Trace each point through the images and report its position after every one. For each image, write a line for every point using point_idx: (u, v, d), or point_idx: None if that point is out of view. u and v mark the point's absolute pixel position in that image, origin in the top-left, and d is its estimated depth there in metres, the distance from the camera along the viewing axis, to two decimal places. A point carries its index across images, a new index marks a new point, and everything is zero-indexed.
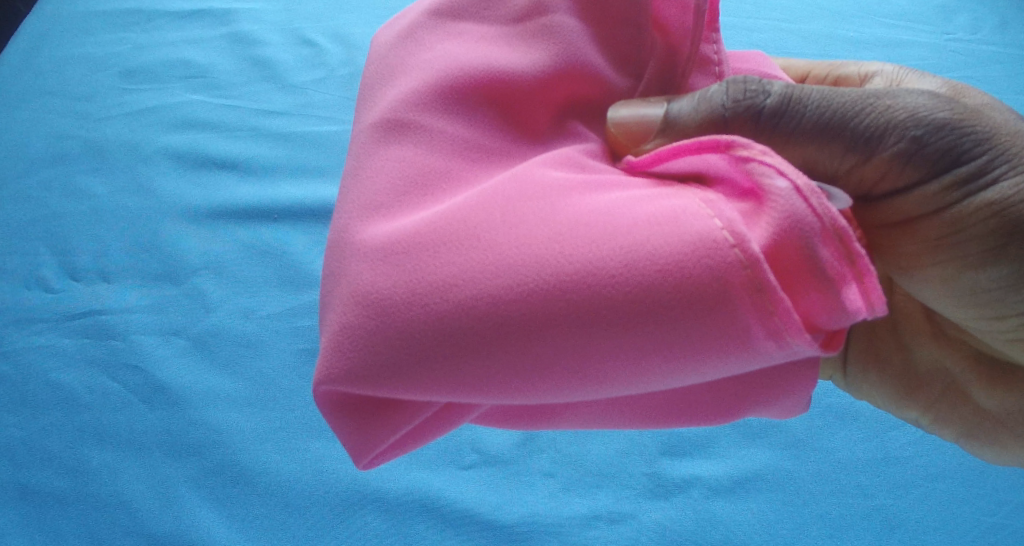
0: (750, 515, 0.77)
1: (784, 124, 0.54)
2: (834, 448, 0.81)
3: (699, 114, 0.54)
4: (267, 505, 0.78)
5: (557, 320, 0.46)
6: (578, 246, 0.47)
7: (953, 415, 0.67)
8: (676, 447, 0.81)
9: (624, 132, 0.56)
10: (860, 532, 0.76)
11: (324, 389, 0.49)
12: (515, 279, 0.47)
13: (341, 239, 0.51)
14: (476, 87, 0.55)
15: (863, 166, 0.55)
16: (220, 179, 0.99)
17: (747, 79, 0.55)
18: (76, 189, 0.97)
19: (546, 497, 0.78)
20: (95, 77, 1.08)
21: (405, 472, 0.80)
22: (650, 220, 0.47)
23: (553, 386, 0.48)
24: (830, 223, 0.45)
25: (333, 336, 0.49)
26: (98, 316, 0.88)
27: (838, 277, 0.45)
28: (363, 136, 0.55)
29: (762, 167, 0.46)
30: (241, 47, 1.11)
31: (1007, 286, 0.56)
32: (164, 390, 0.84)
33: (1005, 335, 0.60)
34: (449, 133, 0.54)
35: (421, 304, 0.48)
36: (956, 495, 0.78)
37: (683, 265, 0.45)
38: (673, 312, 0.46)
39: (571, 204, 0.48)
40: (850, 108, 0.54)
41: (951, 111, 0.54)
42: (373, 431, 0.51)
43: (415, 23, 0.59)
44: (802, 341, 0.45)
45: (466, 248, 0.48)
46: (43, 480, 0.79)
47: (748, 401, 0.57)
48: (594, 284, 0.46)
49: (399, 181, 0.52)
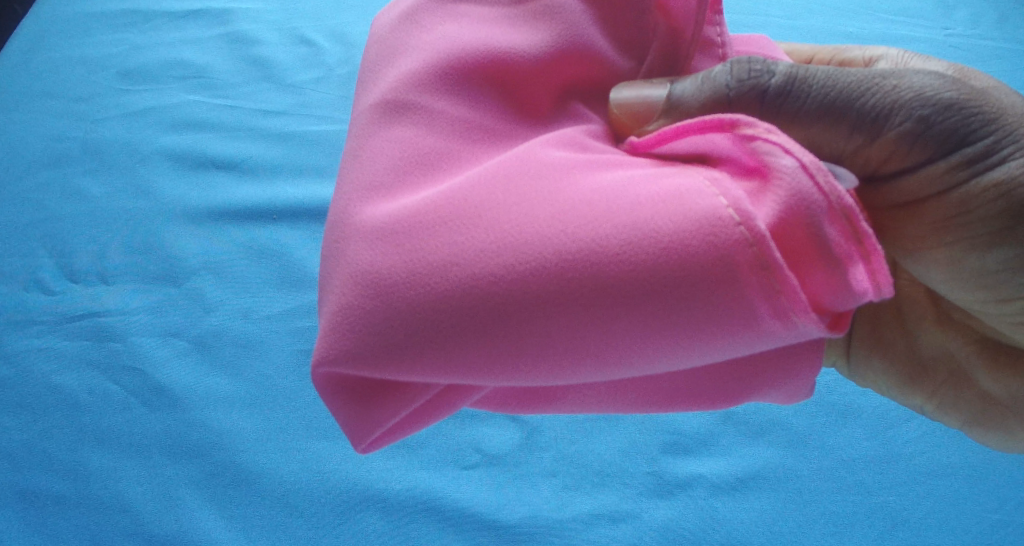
0: (751, 513, 0.76)
1: (790, 103, 0.54)
2: (836, 446, 0.80)
3: (701, 94, 0.54)
4: (264, 506, 0.77)
5: (557, 301, 0.46)
6: (582, 226, 0.46)
7: (957, 401, 0.67)
8: (676, 445, 0.80)
9: (626, 113, 0.55)
10: (863, 530, 0.75)
11: (322, 371, 0.49)
12: (519, 258, 0.46)
13: (341, 221, 0.51)
14: (476, 75, 0.55)
15: (869, 147, 0.54)
16: (219, 179, 0.98)
17: (752, 59, 0.55)
18: (76, 190, 0.96)
19: (546, 498, 0.77)
20: (93, 78, 1.07)
21: (405, 472, 0.79)
22: (655, 200, 0.46)
23: (553, 368, 0.47)
24: (837, 201, 0.44)
25: (332, 318, 0.48)
26: (98, 318, 0.87)
27: (845, 257, 0.44)
28: (363, 118, 0.54)
29: (767, 145, 0.46)
30: (240, 46, 1.11)
31: (1013, 269, 0.55)
32: (164, 390, 0.83)
33: (1010, 319, 0.59)
34: (450, 116, 0.53)
35: (422, 285, 0.47)
36: (958, 491, 0.77)
37: (689, 244, 0.45)
38: (677, 293, 0.45)
39: (573, 185, 0.48)
40: (855, 88, 0.53)
41: (958, 91, 0.53)
42: (369, 414, 0.50)
43: (414, 8, 0.58)
44: (808, 322, 0.44)
45: (467, 227, 0.47)
46: (43, 484, 0.78)
47: (752, 384, 0.57)
48: (597, 264, 0.45)
49: (398, 164, 0.51)
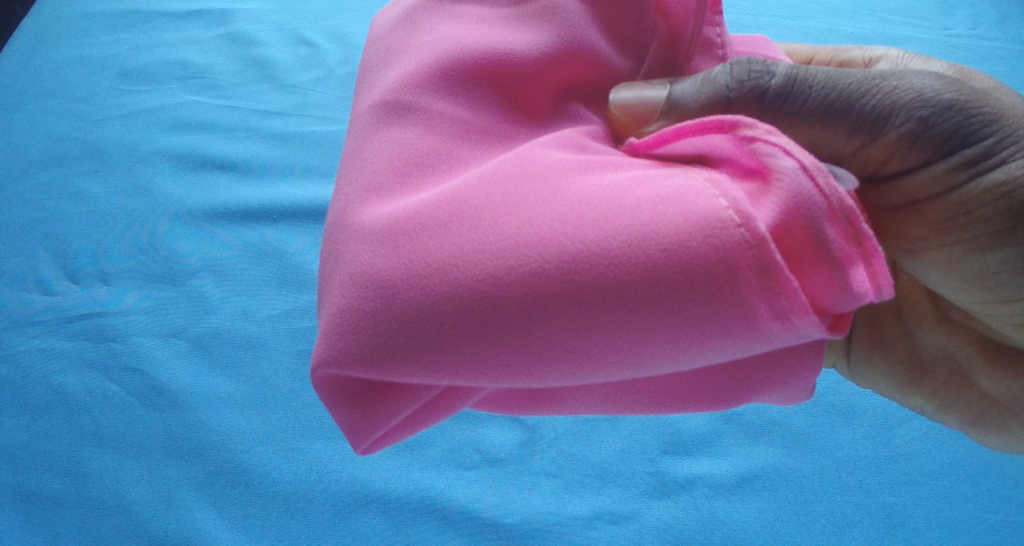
0: (751, 514, 0.76)
1: (789, 104, 0.53)
2: (837, 446, 0.80)
3: (701, 95, 0.54)
4: (264, 506, 0.77)
5: (557, 302, 0.45)
6: (582, 227, 0.46)
7: (957, 402, 0.67)
8: (676, 446, 0.80)
9: (626, 114, 0.55)
10: (864, 530, 0.75)
11: (320, 372, 0.48)
12: (519, 259, 0.46)
13: (341, 222, 0.51)
14: (477, 75, 0.54)
15: (869, 148, 0.54)
16: (219, 180, 0.98)
17: (752, 60, 0.55)
18: (75, 191, 0.96)
19: (546, 499, 0.77)
20: (93, 78, 1.07)
21: (405, 473, 0.79)
22: (655, 201, 0.46)
23: (553, 370, 0.47)
24: (837, 203, 0.44)
25: (331, 319, 0.48)
26: (98, 318, 0.87)
27: (845, 258, 0.44)
28: (363, 118, 0.54)
29: (767, 146, 0.46)
30: (240, 46, 1.11)
31: (1014, 269, 0.55)
32: (164, 391, 0.83)
33: (1011, 320, 0.59)
34: (449, 116, 0.53)
35: (422, 286, 0.47)
36: (958, 492, 0.77)
37: (689, 245, 0.44)
38: (677, 294, 0.45)
39: (573, 185, 0.48)
40: (855, 89, 0.53)
41: (958, 92, 0.53)
42: (368, 415, 0.50)
43: (414, 8, 0.58)
44: (809, 323, 0.44)
45: (467, 228, 0.47)
46: (44, 484, 0.78)
47: (752, 385, 0.57)
48: (597, 265, 0.45)
49: (398, 165, 0.51)
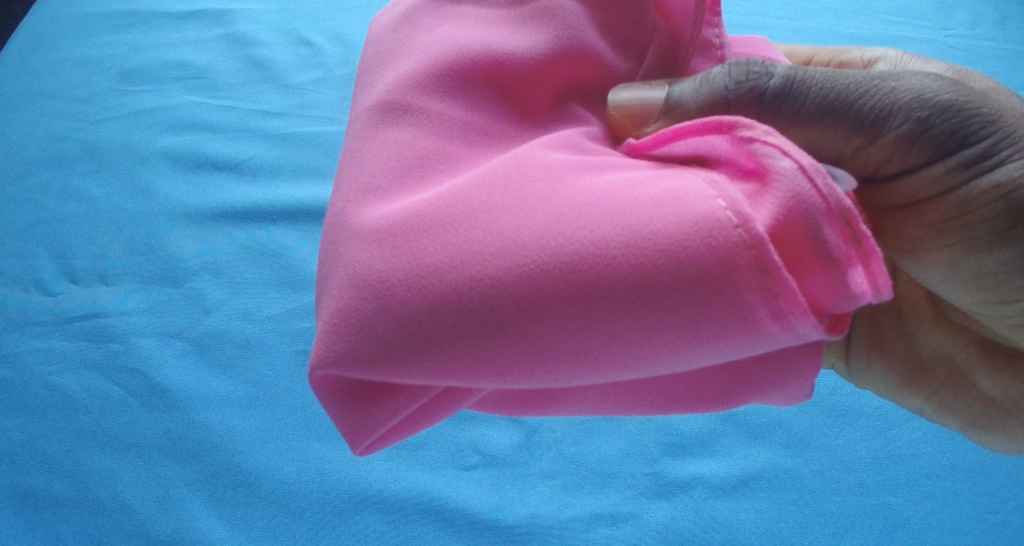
0: (750, 514, 0.76)
1: (788, 105, 0.53)
2: (836, 447, 0.80)
3: (700, 96, 0.54)
4: (263, 506, 0.77)
5: (556, 303, 0.45)
6: (581, 228, 0.46)
7: (956, 403, 0.67)
8: (675, 446, 0.80)
9: (625, 114, 0.55)
10: (863, 530, 0.75)
11: (319, 373, 0.48)
12: (517, 260, 0.46)
13: (340, 222, 0.51)
14: (476, 76, 0.54)
15: (868, 149, 0.54)
16: (219, 180, 0.98)
17: (750, 61, 0.55)
18: (75, 191, 0.96)
19: (546, 499, 0.77)
20: (93, 79, 1.07)
21: (404, 473, 0.79)
22: (654, 202, 0.46)
23: (552, 371, 0.47)
24: (835, 204, 0.44)
25: (330, 320, 0.48)
26: (97, 319, 0.87)
27: (843, 259, 0.44)
28: (362, 119, 0.54)
29: (766, 147, 0.46)
30: (240, 47, 1.11)
31: (1014, 270, 0.55)
32: (164, 392, 0.83)
33: (1010, 321, 0.59)
34: (449, 117, 0.53)
35: (421, 287, 0.47)
36: (957, 492, 0.77)
37: (687, 246, 0.44)
38: (676, 294, 0.45)
39: (571, 186, 0.48)
40: (854, 90, 0.53)
41: (957, 93, 0.53)
42: (367, 416, 0.50)
43: (413, 8, 0.58)
44: (807, 324, 0.44)
45: (466, 229, 0.47)
46: (43, 485, 0.78)
47: (751, 386, 0.57)
48: (596, 266, 0.45)
49: (397, 165, 0.51)
